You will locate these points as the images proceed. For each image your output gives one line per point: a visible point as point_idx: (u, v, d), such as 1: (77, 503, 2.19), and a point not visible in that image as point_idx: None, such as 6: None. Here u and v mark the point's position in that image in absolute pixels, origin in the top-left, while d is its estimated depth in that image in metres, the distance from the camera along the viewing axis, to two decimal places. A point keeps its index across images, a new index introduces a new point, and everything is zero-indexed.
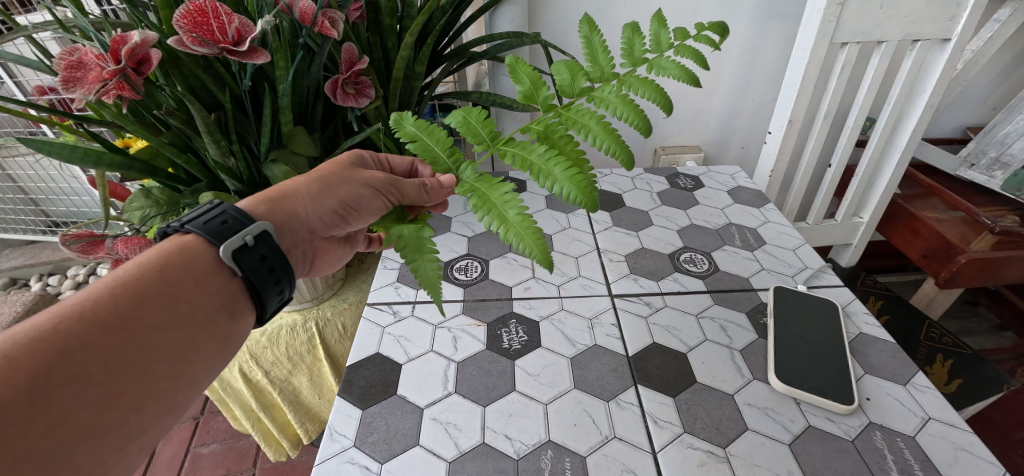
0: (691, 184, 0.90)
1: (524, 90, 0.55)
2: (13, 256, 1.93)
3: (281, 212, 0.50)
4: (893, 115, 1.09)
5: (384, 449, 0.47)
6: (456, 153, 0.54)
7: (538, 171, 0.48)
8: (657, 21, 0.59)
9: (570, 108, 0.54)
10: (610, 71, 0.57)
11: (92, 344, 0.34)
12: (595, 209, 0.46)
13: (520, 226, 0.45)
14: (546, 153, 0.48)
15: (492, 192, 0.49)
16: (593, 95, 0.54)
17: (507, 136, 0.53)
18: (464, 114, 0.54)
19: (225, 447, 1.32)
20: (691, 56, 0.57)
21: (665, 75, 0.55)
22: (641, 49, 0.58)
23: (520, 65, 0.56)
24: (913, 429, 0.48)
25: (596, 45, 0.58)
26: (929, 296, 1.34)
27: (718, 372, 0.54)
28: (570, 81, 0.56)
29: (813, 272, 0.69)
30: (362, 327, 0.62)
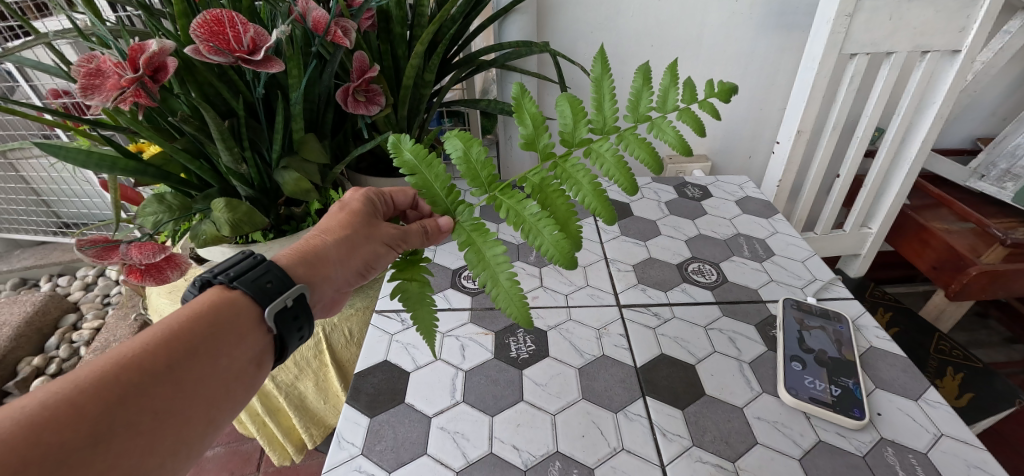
0: (699, 194, 0.90)
1: (526, 134, 0.53)
2: (23, 256, 1.95)
3: (313, 274, 0.50)
4: (901, 128, 1.09)
5: (392, 458, 0.47)
6: (454, 191, 0.53)
7: (529, 230, 0.50)
8: (670, 73, 0.57)
9: (567, 159, 0.54)
10: (612, 122, 0.55)
11: (144, 395, 0.35)
12: (573, 266, 0.48)
13: (509, 290, 0.47)
14: (539, 213, 0.50)
15: (486, 247, 0.50)
16: (590, 152, 0.54)
17: (505, 182, 0.53)
18: (466, 149, 0.52)
19: (229, 450, 1.32)
20: (689, 122, 0.56)
21: (661, 139, 0.55)
22: (646, 104, 0.56)
23: (525, 101, 0.53)
24: (926, 445, 0.48)
25: (604, 91, 0.54)
26: (938, 308, 1.32)
27: (727, 384, 0.54)
28: (572, 127, 0.54)
29: (822, 284, 0.68)
30: (370, 334, 0.62)
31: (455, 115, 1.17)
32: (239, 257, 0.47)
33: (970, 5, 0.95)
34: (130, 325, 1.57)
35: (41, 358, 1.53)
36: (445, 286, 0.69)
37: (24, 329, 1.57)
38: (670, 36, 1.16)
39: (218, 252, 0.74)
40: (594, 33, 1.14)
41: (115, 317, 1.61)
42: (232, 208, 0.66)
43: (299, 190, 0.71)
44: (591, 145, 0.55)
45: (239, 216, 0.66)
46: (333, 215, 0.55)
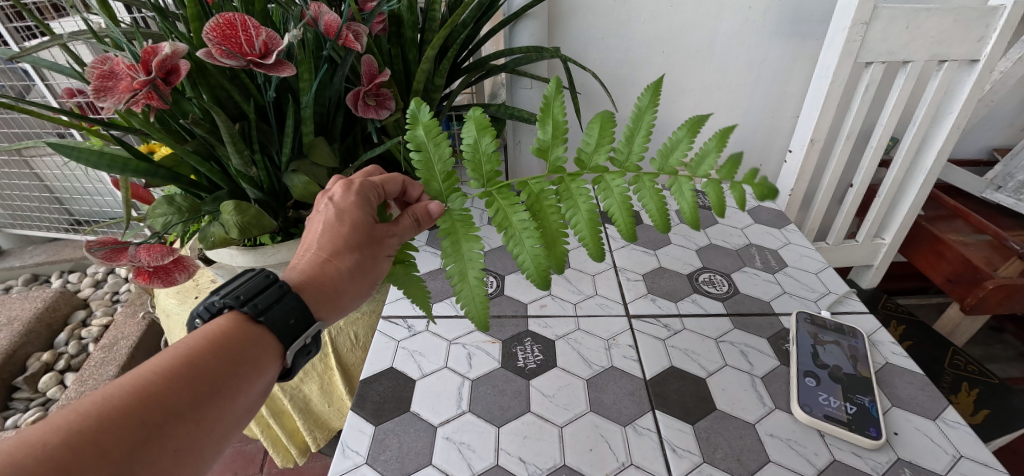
0: (710, 202, 0.89)
1: (541, 140, 0.53)
2: (36, 253, 1.98)
3: (330, 306, 0.50)
4: (916, 138, 1.07)
5: (396, 467, 0.46)
6: (453, 178, 0.52)
7: (511, 233, 0.50)
8: (719, 136, 0.51)
9: (575, 179, 0.52)
10: (635, 160, 0.54)
11: (166, 436, 0.35)
12: (544, 286, 0.49)
13: (472, 289, 0.49)
14: (526, 221, 0.50)
15: (465, 240, 0.51)
16: (601, 181, 0.53)
17: (504, 180, 0.53)
18: (478, 138, 0.51)
19: (233, 450, 1.33)
20: (712, 196, 0.51)
21: (676, 201, 0.51)
22: (678, 156, 0.53)
23: (554, 106, 0.52)
24: (944, 467, 0.47)
25: (642, 125, 0.53)
26: (953, 322, 1.30)
27: (739, 399, 0.53)
28: (594, 147, 0.54)
29: (837, 297, 0.67)
30: (376, 340, 0.61)
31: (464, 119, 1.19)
32: (262, 279, 0.47)
33: (989, 14, 0.93)
34: (139, 323, 1.58)
35: (50, 353, 1.55)
36: (452, 293, 0.68)
37: (35, 325, 1.60)
38: (682, 42, 1.15)
39: (226, 254, 0.74)
40: (605, 39, 1.14)
41: (123, 314, 1.63)
42: (241, 211, 0.66)
43: (308, 193, 0.71)
44: (604, 178, 0.53)
45: (248, 219, 0.66)
46: (335, 233, 0.51)
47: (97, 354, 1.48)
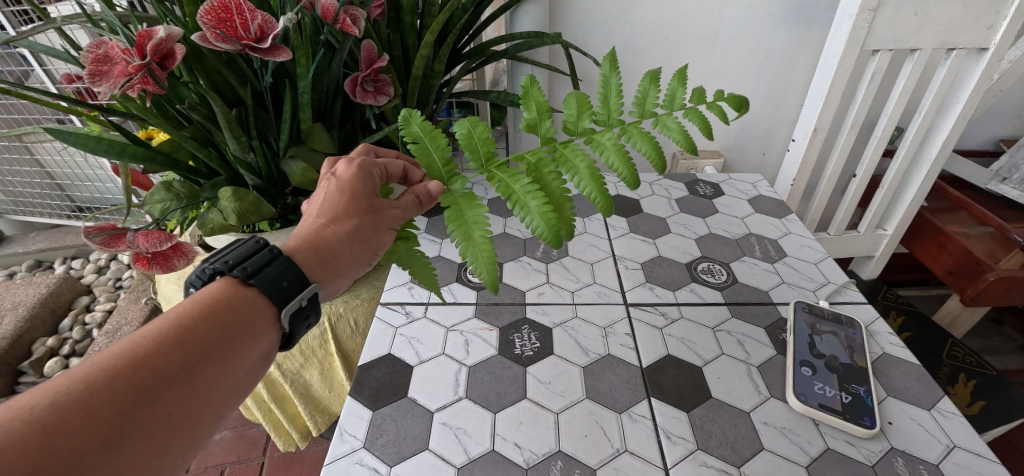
0: (711, 192, 0.88)
1: (528, 120, 0.54)
2: (39, 239, 1.98)
3: (328, 271, 0.49)
4: (922, 127, 1.06)
5: (393, 452, 0.47)
6: (452, 163, 0.54)
7: (515, 196, 0.49)
8: (676, 75, 0.56)
9: (568, 145, 0.53)
10: (617, 116, 0.54)
11: (159, 397, 0.34)
12: (559, 245, 0.47)
13: (478, 247, 0.48)
14: (527, 185, 0.49)
15: (467, 209, 0.51)
16: (591, 139, 0.53)
17: (502, 159, 0.53)
18: (470, 130, 0.53)
19: (236, 434, 1.36)
20: (695, 121, 0.54)
21: (666, 136, 0.53)
22: (653, 101, 0.55)
23: (533, 91, 0.54)
24: (937, 457, 0.47)
25: (611, 88, 0.55)
26: (952, 314, 1.30)
27: (734, 388, 0.53)
28: (575, 119, 0.55)
29: (836, 288, 0.67)
30: (375, 326, 0.61)
31: (464, 106, 1.20)
32: (252, 245, 0.47)
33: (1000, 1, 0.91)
34: (142, 309, 1.60)
35: (55, 338, 1.57)
36: (450, 280, 0.68)
37: (40, 310, 1.61)
38: (685, 29, 1.14)
39: (226, 241, 0.74)
40: (607, 26, 1.12)
41: (127, 300, 1.64)
42: (240, 197, 0.66)
43: (306, 180, 0.71)
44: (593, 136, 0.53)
45: (246, 206, 0.66)
46: (335, 201, 0.52)
47: (102, 339, 1.50)
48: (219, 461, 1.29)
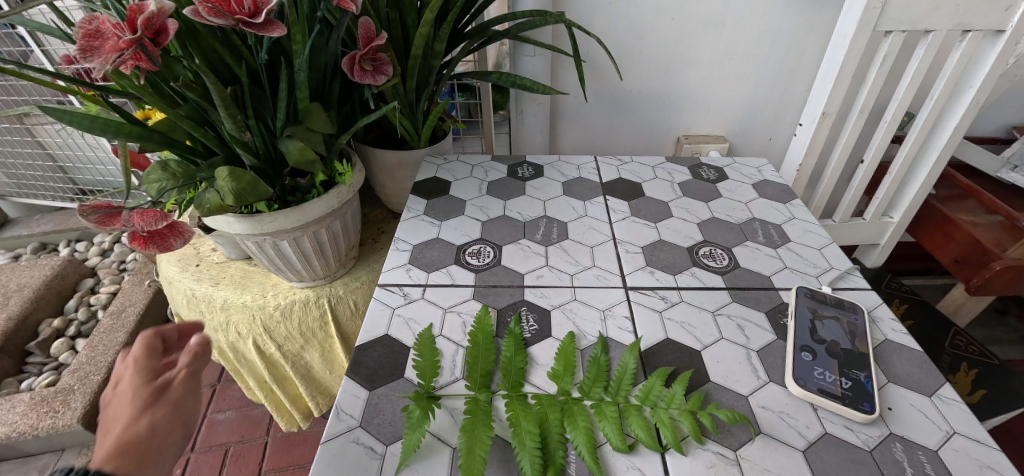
0: (714, 176, 0.86)
1: (553, 369, 0.52)
2: (44, 221, 1.99)
3: (159, 416, 0.42)
4: (932, 114, 1.03)
5: (389, 431, 0.48)
6: (486, 379, 0.51)
7: (516, 431, 0.45)
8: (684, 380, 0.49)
9: (576, 403, 0.49)
10: (625, 394, 0.49)
11: None
12: None
13: (471, 469, 0.42)
14: (529, 421, 0.46)
15: (478, 420, 0.46)
16: (598, 404, 0.48)
17: (524, 391, 0.50)
18: (512, 354, 0.53)
19: (240, 415, 1.38)
20: (687, 421, 0.46)
21: (662, 411, 0.47)
22: (659, 393, 0.49)
23: (568, 344, 0.53)
24: (936, 443, 0.47)
25: (628, 369, 0.51)
26: (956, 303, 1.29)
27: (733, 372, 0.53)
28: (592, 381, 0.51)
29: (839, 273, 0.66)
30: (372, 307, 0.61)
31: (466, 90, 1.20)
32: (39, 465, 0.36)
33: None
34: (146, 291, 1.62)
35: (61, 320, 1.59)
36: (448, 262, 0.67)
37: (45, 292, 1.62)
38: (693, 10, 1.11)
39: (223, 223, 0.73)
40: (613, 6, 1.09)
41: (131, 282, 1.65)
42: (236, 177, 0.65)
43: (303, 160, 0.70)
44: (599, 402, 0.49)
45: (243, 186, 0.66)
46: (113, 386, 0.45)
47: (107, 320, 1.51)
48: (223, 440, 1.32)
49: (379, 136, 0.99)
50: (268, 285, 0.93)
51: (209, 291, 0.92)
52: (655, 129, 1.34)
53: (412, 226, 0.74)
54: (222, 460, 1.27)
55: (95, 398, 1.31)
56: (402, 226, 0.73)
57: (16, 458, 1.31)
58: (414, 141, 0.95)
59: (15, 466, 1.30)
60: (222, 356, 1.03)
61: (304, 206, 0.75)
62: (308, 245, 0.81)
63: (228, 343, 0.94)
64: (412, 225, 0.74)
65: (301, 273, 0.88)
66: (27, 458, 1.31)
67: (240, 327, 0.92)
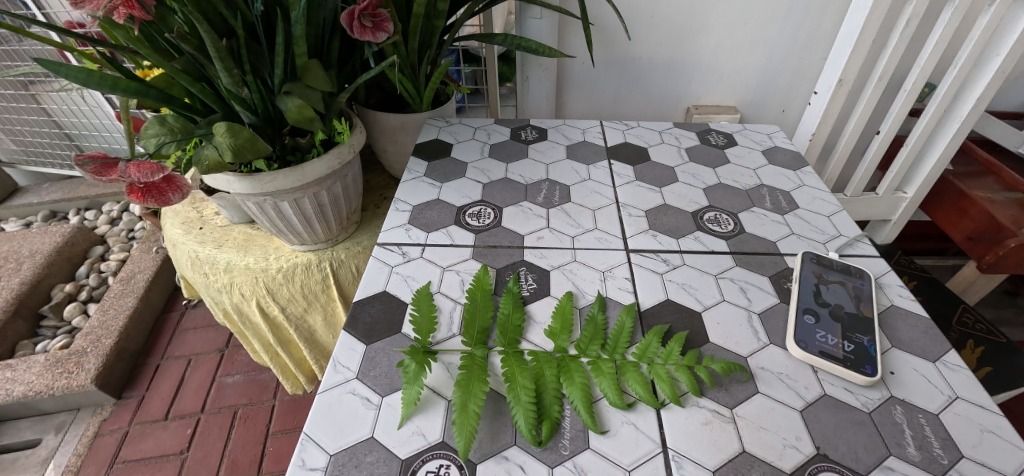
0: (723, 142, 0.84)
1: (551, 327, 0.52)
2: (52, 189, 2.00)
3: None
4: (954, 82, 1.00)
5: (385, 383, 0.48)
6: (484, 334, 0.51)
7: (511, 386, 0.45)
8: (678, 338, 0.50)
9: (574, 360, 0.49)
10: (623, 353, 0.49)
11: None
12: (534, 444, 0.42)
13: (466, 418, 0.42)
14: (524, 376, 0.46)
15: (474, 373, 0.46)
16: (596, 361, 0.48)
17: (522, 348, 0.50)
18: (509, 313, 0.52)
19: (247, 379, 1.41)
20: (683, 377, 0.46)
21: (658, 371, 0.47)
22: (657, 351, 0.49)
23: (565, 304, 0.53)
24: (938, 407, 0.46)
25: (626, 330, 0.51)
26: (966, 281, 1.26)
27: (733, 333, 0.52)
28: (589, 339, 0.50)
29: (847, 240, 0.64)
30: (370, 265, 0.60)
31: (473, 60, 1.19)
32: None
33: None
34: (155, 259, 1.64)
35: (73, 285, 1.62)
36: (448, 223, 0.66)
37: (56, 258, 1.65)
38: None
39: (223, 181, 0.73)
40: None
41: (139, 250, 1.67)
42: (234, 133, 0.64)
43: (302, 117, 0.69)
44: (596, 358, 0.49)
45: (241, 142, 0.65)
46: None
47: (117, 286, 1.53)
48: (231, 403, 1.35)
49: (381, 100, 0.97)
50: (270, 247, 0.94)
51: (213, 253, 0.92)
52: (664, 98, 1.31)
53: (412, 187, 0.73)
54: (231, 422, 1.31)
55: (107, 360, 1.34)
56: (402, 186, 0.73)
57: (33, 416, 1.35)
58: (416, 104, 0.93)
59: (33, 424, 1.34)
60: (228, 318, 1.04)
61: (304, 166, 0.74)
62: (309, 207, 0.80)
63: (232, 305, 0.95)
64: (412, 186, 0.73)
65: (303, 236, 0.88)
66: (45, 417, 1.35)
67: (244, 289, 0.92)
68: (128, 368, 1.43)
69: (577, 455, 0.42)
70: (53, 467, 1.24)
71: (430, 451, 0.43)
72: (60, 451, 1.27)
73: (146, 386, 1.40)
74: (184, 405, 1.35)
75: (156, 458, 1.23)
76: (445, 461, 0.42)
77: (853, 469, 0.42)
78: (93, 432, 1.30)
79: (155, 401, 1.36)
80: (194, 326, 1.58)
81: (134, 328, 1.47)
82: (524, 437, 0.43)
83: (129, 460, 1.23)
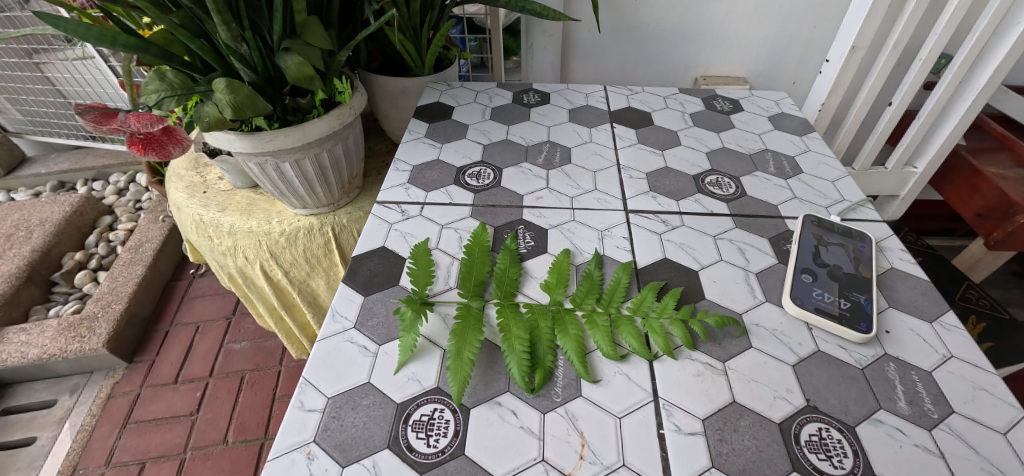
0: (729, 107, 0.83)
1: (547, 281, 0.52)
2: (60, 160, 2.01)
3: None
4: (972, 52, 0.97)
5: (382, 332, 0.49)
6: (481, 288, 0.52)
7: (506, 335, 0.46)
8: (674, 294, 0.50)
9: (569, 313, 0.49)
10: (617, 307, 0.50)
11: None
12: (527, 390, 0.43)
13: (461, 363, 0.43)
14: (518, 327, 0.47)
15: (469, 322, 0.47)
16: (590, 315, 0.49)
17: (517, 301, 0.50)
18: (506, 267, 0.53)
19: (253, 345, 1.44)
20: (676, 331, 0.47)
21: (651, 325, 0.47)
22: (652, 306, 0.49)
23: (562, 260, 0.53)
24: (932, 365, 0.47)
25: (621, 286, 0.51)
26: (972, 258, 1.25)
27: (729, 291, 0.52)
28: (584, 294, 0.51)
29: (850, 205, 0.63)
30: (369, 222, 0.61)
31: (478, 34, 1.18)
32: None
33: None
34: (162, 228, 1.65)
35: (82, 253, 1.64)
36: (447, 182, 0.66)
37: (66, 227, 1.67)
38: None
39: (224, 140, 0.73)
40: None
41: (146, 220, 1.69)
42: (234, 90, 0.63)
43: (302, 76, 0.68)
44: (591, 312, 0.49)
45: (240, 100, 0.64)
46: None
47: (125, 255, 1.56)
48: (239, 368, 1.38)
49: (382, 64, 0.96)
50: (273, 211, 0.94)
51: (216, 216, 0.93)
52: (672, 68, 1.28)
53: (412, 147, 0.72)
54: (238, 386, 1.34)
55: (118, 325, 1.37)
56: (402, 147, 0.72)
57: (48, 378, 1.39)
58: (417, 67, 0.92)
59: (48, 385, 1.38)
60: (233, 282, 1.06)
61: (305, 126, 0.74)
62: (310, 168, 0.80)
63: (236, 268, 0.96)
64: (412, 147, 0.73)
65: (304, 199, 0.88)
66: (59, 379, 1.39)
67: (247, 252, 0.93)
68: (138, 334, 1.46)
69: (569, 402, 0.43)
70: (68, 426, 1.28)
71: (424, 396, 0.43)
72: (75, 411, 1.31)
73: (156, 351, 1.43)
74: (193, 369, 1.38)
75: (167, 419, 1.27)
76: (439, 405, 0.43)
77: (843, 421, 0.42)
78: (106, 393, 1.33)
79: (165, 365, 1.40)
80: (201, 294, 1.60)
81: (143, 295, 1.50)
82: (517, 384, 0.43)
83: (141, 421, 1.27)
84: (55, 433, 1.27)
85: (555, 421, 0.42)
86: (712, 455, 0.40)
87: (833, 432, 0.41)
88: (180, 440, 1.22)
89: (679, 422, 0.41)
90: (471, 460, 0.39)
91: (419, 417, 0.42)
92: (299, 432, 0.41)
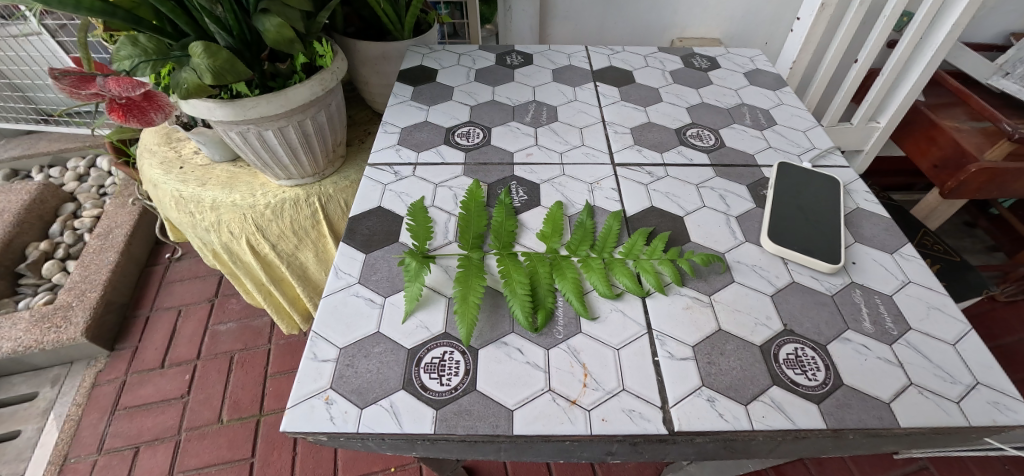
0: (707, 65, 0.85)
1: (544, 230, 0.54)
2: (9, 146, 1.88)
3: None
4: (932, 7, 1.01)
5: (386, 286, 0.51)
6: (479, 239, 0.53)
7: (507, 281, 0.48)
8: (662, 237, 0.53)
9: (565, 260, 0.51)
10: (610, 252, 0.52)
11: None
12: (530, 329, 0.46)
13: (467, 308, 0.45)
14: (520, 274, 0.49)
15: (472, 272, 0.49)
16: (585, 260, 0.51)
17: (515, 251, 0.53)
18: (502, 220, 0.54)
19: (240, 326, 1.43)
20: (665, 271, 0.50)
21: (643, 268, 0.50)
22: (642, 249, 0.52)
23: (555, 211, 0.56)
24: (892, 289, 0.51)
25: (613, 232, 0.54)
26: (928, 208, 1.34)
27: (712, 233, 0.56)
28: (577, 241, 0.53)
29: (820, 152, 0.67)
30: (363, 184, 0.61)
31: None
32: None
33: None
34: (131, 212, 1.59)
35: (47, 243, 1.57)
36: (438, 143, 0.67)
37: (26, 216, 1.59)
38: None
39: (203, 109, 0.71)
40: None
41: (113, 205, 1.61)
42: (213, 54, 0.61)
43: (282, 39, 0.66)
44: (586, 257, 0.52)
45: (220, 64, 0.62)
46: None
47: (95, 242, 1.50)
48: (227, 348, 1.37)
49: (359, 28, 0.95)
50: (256, 184, 0.93)
51: (197, 191, 0.91)
52: (649, 30, 1.29)
53: (399, 110, 0.73)
54: (228, 366, 1.34)
55: (95, 313, 1.33)
56: (389, 110, 0.72)
57: (26, 371, 1.35)
58: (397, 31, 0.90)
59: (27, 378, 1.35)
60: (218, 259, 1.04)
61: (288, 92, 0.73)
62: (294, 136, 0.79)
63: (221, 244, 0.95)
64: (399, 109, 0.73)
65: (289, 170, 0.87)
66: (38, 371, 1.35)
67: (232, 227, 0.91)
68: (117, 321, 1.42)
69: (570, 338, 0.46)
70: (54, 417, 1.26)
71: (434, 340, 0.46)
72: (59, 402, 1.28)
73: (139, 338, 1.41)
74: (179, 353, 1.37)
75: (157, 403, 1.26)
76: (449, 348, 0.45)
77: (816, 341, 0.47)
78: (90, 383, 1.31)
79: (149, 350, 1.38)
80: (180, 278, 1.57)
81: (119, 282, 1.45)
82: (521, 324, 0.46)
83: (130, 406, 1.26)
84: (41, 424, 1.25)
85: (559, 355, 0.45)
86: (702, 376, 0.43)
87: (807, 350, 0.46)
88: (173, 422, 1.22)
89: (671, 350, 0.45)
90: (483, 393, 0.42)
91: (431, 360, 0.44)
92: (315, 380, 0.43)
